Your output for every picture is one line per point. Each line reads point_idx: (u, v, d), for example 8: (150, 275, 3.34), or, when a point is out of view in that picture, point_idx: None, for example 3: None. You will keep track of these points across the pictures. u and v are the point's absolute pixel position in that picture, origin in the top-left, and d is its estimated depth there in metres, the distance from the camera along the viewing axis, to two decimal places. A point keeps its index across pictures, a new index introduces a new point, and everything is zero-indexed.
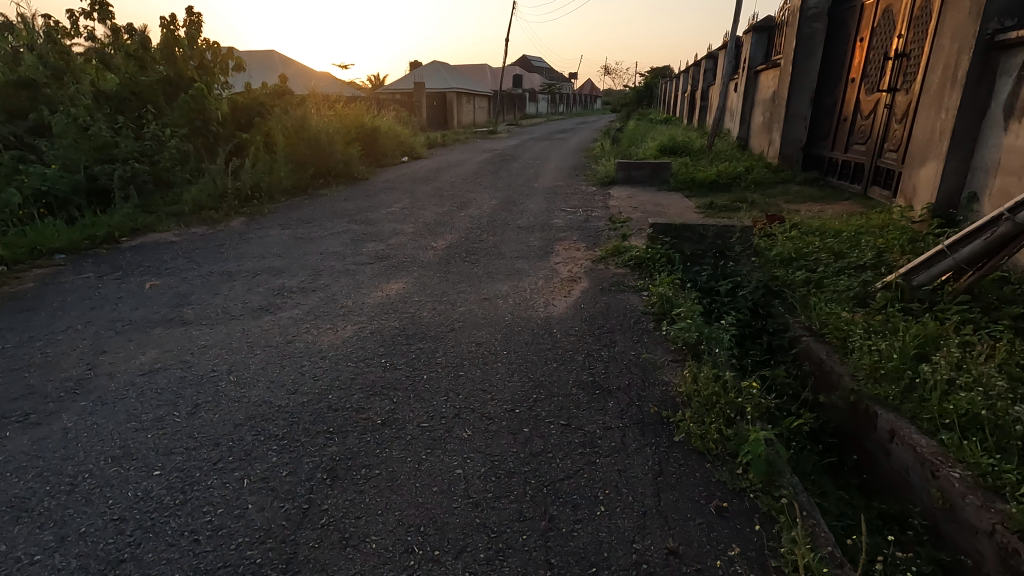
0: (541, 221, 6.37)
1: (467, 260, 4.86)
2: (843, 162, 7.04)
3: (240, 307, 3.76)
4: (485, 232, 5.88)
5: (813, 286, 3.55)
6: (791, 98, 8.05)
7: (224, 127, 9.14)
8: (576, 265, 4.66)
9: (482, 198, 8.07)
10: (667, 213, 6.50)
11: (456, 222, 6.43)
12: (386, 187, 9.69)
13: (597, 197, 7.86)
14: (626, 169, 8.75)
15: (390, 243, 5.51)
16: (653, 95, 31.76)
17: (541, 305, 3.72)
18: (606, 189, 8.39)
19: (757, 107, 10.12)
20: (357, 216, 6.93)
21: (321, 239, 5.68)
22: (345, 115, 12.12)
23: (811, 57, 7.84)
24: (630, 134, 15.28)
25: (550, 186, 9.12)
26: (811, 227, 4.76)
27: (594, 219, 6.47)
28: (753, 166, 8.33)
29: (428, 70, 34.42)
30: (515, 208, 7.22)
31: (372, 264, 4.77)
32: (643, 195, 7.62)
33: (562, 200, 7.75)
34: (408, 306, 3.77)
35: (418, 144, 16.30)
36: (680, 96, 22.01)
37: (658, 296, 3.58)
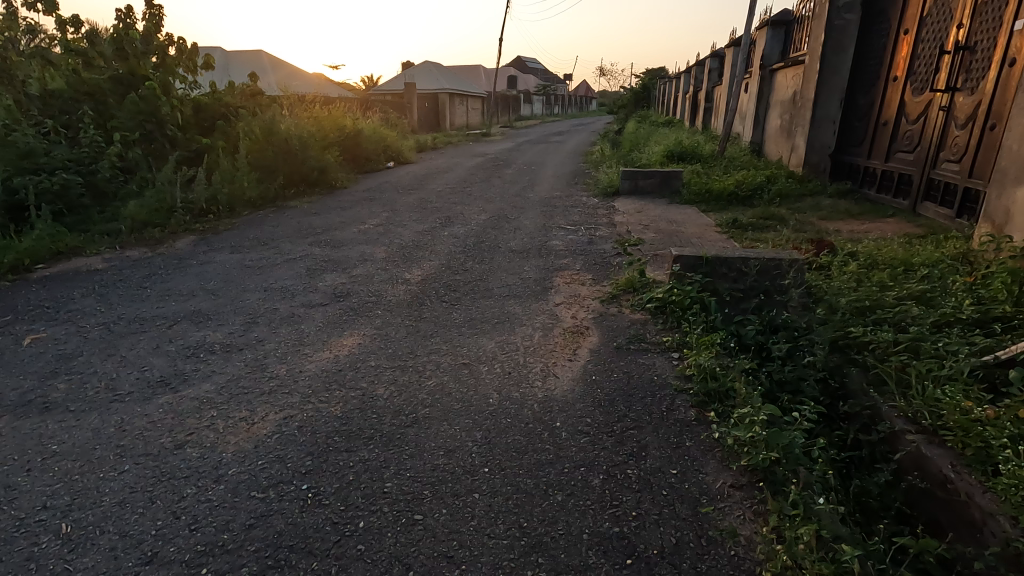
0: (538, 244, 5.42)
1: (445, 300, 3.92)
2: (884, 173, 6.14)
3: (135, 378, 2.81)
4: (470, 259, 4.94)
5: (906, 354, 2.63)
6: (818, 100, 7.15)
7: (181, 130, 8.14)
8: (580, 308, 3.72)
9: (470, 213, 7.12)
10: (683, 234, 5.56)
11: (437, 245, 5.48)
12: (365, 198, 8.71)
13: (599, 211, 6.92)
14: (631, 178, 7.83)
15: (355, 273, 4.57)
16: (650, 97, 30.88)
17: (537, 375, 2.78)
18: (609, 203, 7.43)
19: (774, 109, 9.22)
20: (324, 235, 5.97)
21: (273, 268, 4.72)
22: (323, 117, 11.10)
23: (842, 52, 6.92)
24: (631, 138, 14.36)
25: (547, 197, 8.17)
26: (873, 258, 3.85)
27: (599, 240, 5.53)
28: (775, 176, 7.41)
29: (419, 71, 33.44)
30: (507, 226, 6.28)
31: (326, 306, 3.82)
32: (653, 210, 6.69)
33: (561, 215, 6.80)
34: (362, 374, 2.83)
35: (406, 147, 15.34)
36: (681, 97, 21.08)
37: (697, 367, 2.65)
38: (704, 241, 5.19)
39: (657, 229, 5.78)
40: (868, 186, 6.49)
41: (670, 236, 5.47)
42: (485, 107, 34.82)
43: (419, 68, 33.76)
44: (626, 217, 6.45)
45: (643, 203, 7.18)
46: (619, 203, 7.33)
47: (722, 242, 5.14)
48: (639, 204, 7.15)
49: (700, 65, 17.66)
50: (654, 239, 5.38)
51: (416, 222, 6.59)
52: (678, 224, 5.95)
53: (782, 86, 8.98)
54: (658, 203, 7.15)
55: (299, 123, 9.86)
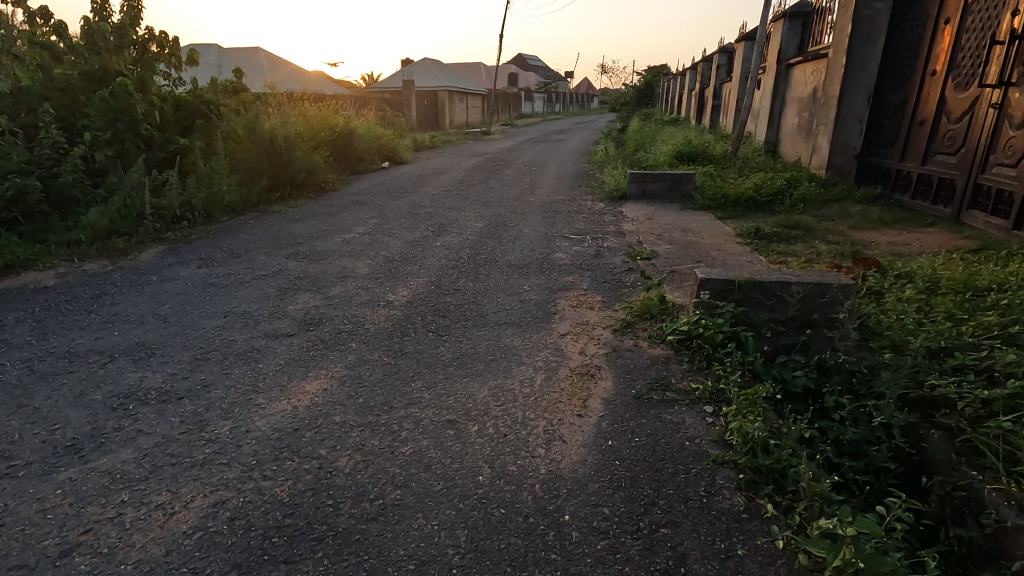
0: (539, 258, 4.86)
1: (431, 328, 3.38)
2: (920, 177, 5.59)
3: (40, 440, 2.27)
4: (462, 276, 4.39)
5: (1007, 418, 2.08)
6: (844, 97, 6.58)
7: (157, 130, 7.58)
8: (590, 341, 3.17)
9: (465, 220, 6.56)
10: (701, 245, 5.00)
11: (428, 258, 4.93)
12: (354, 202, 8.14)
13: (606, 218, 6.37)
14: (640, 181, 7.28)
15: (332, 294, 4.02)
16: (654, 94, 30.28)
17: (539, 440, 2.23)
18: (616, 209, 6.86)
19: (792, 107, 8.64)
20: (304, 246, 5.42)
21: (239, 287, 4.17)
22: (312, 115, 10.53)
23: (871, 44, 6.35)
24: (636, 136, 13.79)
25: (550, 201, 7.60)
26: (932, 280, 3.29)
27: (607, 253, 4.97)
28: (795, 179, 6.86)
29: (418, 68, 32.83)
30: (505, 235, 5.72)
31: (292, 336, 3.29)
32: (666, 218, 6.12)
33: (564, 222, 6.24)
34: (322, 436, 2.29)
35: (402, 147, 14.78)
36: (686, 94, 20.47)
37: (740, 432, 2.11)
38: (726, 256, 4.64)
39: (671, 240, 5.21)
40: (900, 191, 5.95)
41: (686, 249, 4.90)
42: (485, 105, 34.21)
43: (418, 65, 33.16)
44: (637, 225, 5.88)
45: (654, 209, 6.61)
46: (627, 210, 6.76)
47: (745, 258, 4.59)
48: (650, 210, 6.58)
49: (706, 61, 17.04)
50: (670, 253, 4.82)
51: (406, 230, 6.04)
52: (694, 234, 5.39)
53: (800, 82, 8.41)
54: (670, 209, 6.59)
55: (285, 122, 9.29)
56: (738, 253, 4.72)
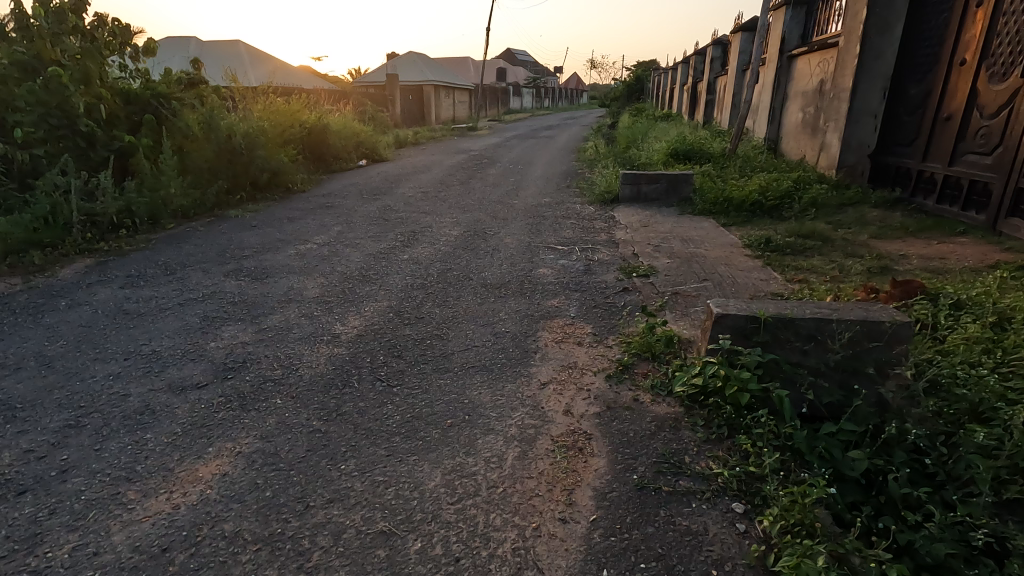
0: (520, 275, 4.21)
1: (381, 375, 2.71)
2: (948, 179, 5.00)
3: None
4: (429, 299, 3.73)
5: None
6: (857, 89, 5.98)
7: (102, 125, 6.80)
8: (578, 394, 2.52)
9: (441, 228, 5.89)
10: (704, 258, 4.38)
11: (391, 276, 4.26)
12: (321, 205, 7.44)
13: (597, 225, 5.73)
14: (634, 182, 6.63)
15: (268, 325, 3.34)
16: (644, 89, 29.68)
17: (504, 568, 1.58)
18: (607, 214, 6.22)
19: (796, 101, 8.03)
20: (251, 260, 4.72)
21: (159, 315, 3.48)
22: (280, 110, 9.76)
23: (888, 32, 5.74)
24: (628, 133, 13.15)
25: (535, 205, 6.94)
26: (998, 311, 2.67)
27: (599, 268, 4.34)
28: (803, 181, 6.25)
29: (403, 62, 31.95)
30: (483, 246, 5.06)
31: (205, 387, 2.61)
32: (663, 225, 5.49)
33: (550, 230, 5.59)
34: (200, 562, 1.62)
35: (381, 144, 14.04)
36: (678, 89, 19.85)
37: (794, 570, 1.47)
38: (735, 274, 4.01)
39: (671, 252, 4.59)
40: (922, 195, 5.37)
41: (689, 263, 4.28)
42: (471, 100, 33.43)
43: (402, 59, 32.27)
44: (631, 234, 5.25)
45: (649, 215, 5.97)
46: (620, 215, 6.13)
47: (757, 275, 3.96)
48: (645, 216, 5.95)
49: (699, 54, 16.42)
50: (671, 268, 4.19)
51: (373, 239, 5.37)
52: (696, 244, 4.76)
53: (804, 74, 7.81)
54: (667, 214, 5.96)
55: (248, 118, 8.52)
56: (748, 269, 4.10)
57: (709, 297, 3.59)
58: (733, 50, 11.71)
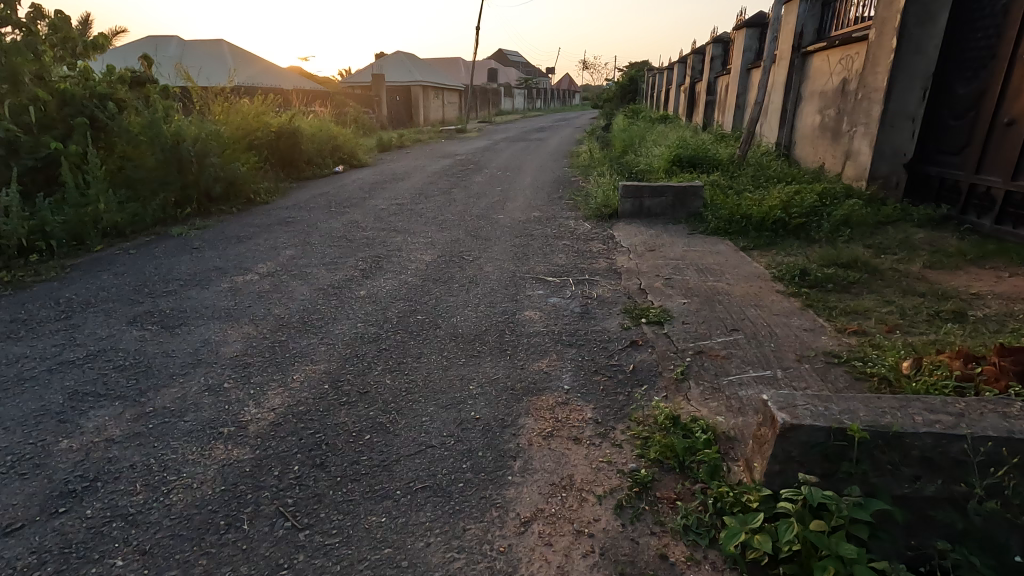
0: (500, 320, 3.38)
1: (290, 502, 1.87)
2: (1011, 197, 4.22)
3: None
4: (380, 362, 2.88)
5: None
6: (894, 90, 5.19)
7: (30, 131, 5.86)
8: (576, 545, 1.68)
9: (412, 251, 5.04)
10: (728, 297, 3.56)
11: (339, 322, 3.41)
12: (281, 221, 6.57)
13: (594, 248, 4.90)
14: (635, 196, 5.82)
15: (156, 407, 2.47)
16: (638, 90, 28.97)
17: None
18: (605, 233, 5.40)
19: (812, 102, 7.24)
20: (172, 297, 3.85)
21: (13, 390, 2.60)
22: (244, 112, 8.84)
23: (930, 23, 4.96)
24: (624, 136, 12.35)
25: (524, 221, 6.09)
26: None
27: (598, 310, 3.51)
28: (830, 195, 5.45)
29: (389, 62, 31.03)
30: (458, 277, 4.22)
31: (18, 533, 1.74)
32: (673, 248, 4.67)
33: (540, 255, 4.76)
34: None
35: (360, 148, 13.15)
36: (674, 90, 19.09)
37: None
38: (770, 321, 3.19)
39: (686, 287, 3.76)
40: (975, 214, 4.59)
41: (709, 304, 3.45)
42: (461, 101, 32.57)
43: (389, 58, 31.35)
44: (635, 261, 4.42)
45: (654, 235, 5.15)
46: (620, 234, 5.30)
47: (799, 323, 3.14)
48: (650, 236, 5.12)
49: (697, 53, 15.64)
50: (689, 311, 3.35)
51: (331, 267, 4.53)
52: (715, 277, 3.95)
53: (822, 73, 7.02)
54: (675, 234, 5.14)
55: (203, 121, 7.63)
56: (785, 314, 3.28)
57: (743, 358, 2.75)
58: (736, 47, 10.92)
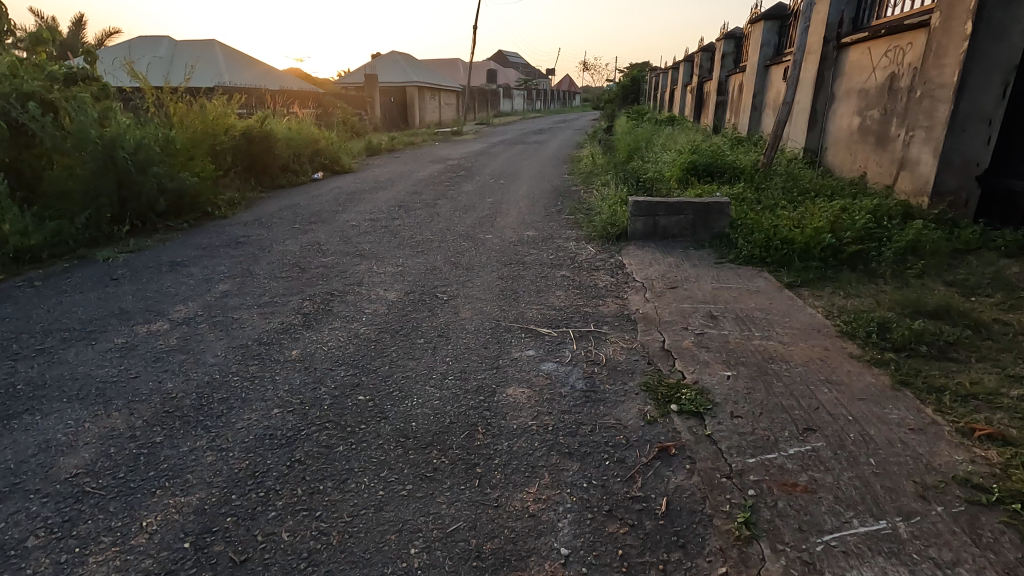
0: (472, 404, 2.43)
1: None
2: None
3: None
4: (283, 491, 1.91)
5: None
6: (966, 86, 4.23)
7: None
8: None
9: (375, 285, 4.09)
10: (786, 367, 2.60)
11: (247, 407, 2.44)
12: (232, 241, 5.63)
13: (599, 282, 3.96)
14: (648, 214, 4.87)
15: None
16: (641, 91, 28.03)
17: None
18: (613, 261, 4.44)
19: (851, 102, 6.28)
20: (41, 360, 2.90)
21: None
22: (204, 114, 7.91)
23: (1018, 3, 4.00)
24: (629, 139, 11.41)
25: (515, 243, 5.15)
26: None
27: (608, 386, 2.56)
28: (885, 214, 4.50)
29: (385, 61, 30.13)
30: (425, 327, 3.26)
31: None
32: (701, 285, 3.72)
33: (532, 292, 3.81)
34: None
35: (344, 152, 12.21)
36: (680, 90, 18.12)
37: None
38: (856, 413, 2.23)
39: (727, 348, 2.80)
40: None
41: (763, 379, 2.48)
42: (458, 102, 31.61)
43: (385, 58, 30.44)
44: (654, 303, 3.47)
45: (673, 264, 4.20)
46: (631, 262, 4.35)
47: (900, 419, 2.18)
48: (668, 265, 4.16)
49: (705, 51, 14.66)
50: (737, 392, 2.39)
51: (265, 311, 3.58)
52: (760, 331, 3.00)
53: (863, 68, 6.05)
54: (698, 263, 4.20)
55: (151, 125, 6.71)
56: (874, 399, 2.32)
57: (836, 493, 1.79)
58: (752, 43, 10.00)
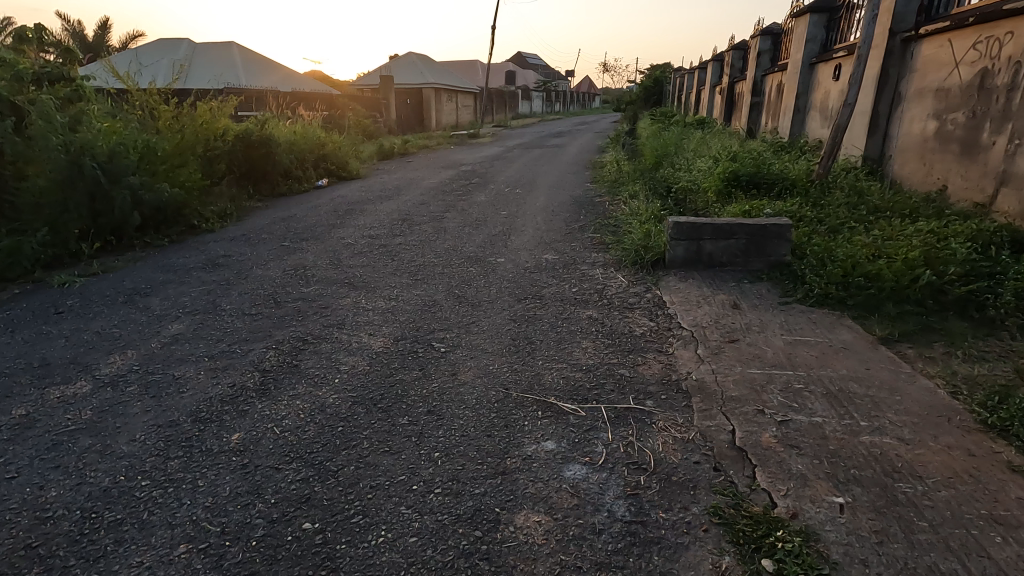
0: (465, 544, 1.67)
1: None
2: None
3: None
4: None
5: None
6: None
7: None
8: None
9: (359, 327, 3.36)
10: (923, 489, 1.79)
11: (143, 543, 1.70)
12: (209, 261, 4.95)
13: (635, 329, 3.17)
14: (691, 238, 4.07)
15: None
16: (663, 92, 27.10)
17: None
18: (651, 298, 3.65)
19: (925, 102, 5.42)
20: None
21: None
22: (196, 117, 7.30)
23: None
24: (656, 143, 10.58)
25: (532, 270, 4.37)
26: None
27: (662, 514, 1.77)
28: (990, 241, 3.64)
29: (401, 62, 29.60)
30: (411, 398, 2.50)
31: None
32: (769, 337, 2.90)
33: (552, 342, 3.04)
34: None
35: (352, 157, 11.57)
36: (707, 92, 17.17)
37: None
38: None
39: (827, 449, 1.98)
40: None
41: (896, 515, 1.67)
42: (475, 104, 30.93)
43: (401, 59, 29.89)
44: (711, 365, 2.66)
45: (726, 303, 3.39)
46: (674, 299, 3.55)
47: None
48: (722, 306, 3.35)
49: (736, 49, 13.74)
50: (863, 541, 1.59)
51: (216, 365, 2.85)
52: (866, 417, 2.18)
53: (941, 62, 5.19)
54: (759, 304, 3.38)
55: (132, 129, 6.13)
56: None
57: None
58: (794, 38, 9.10)
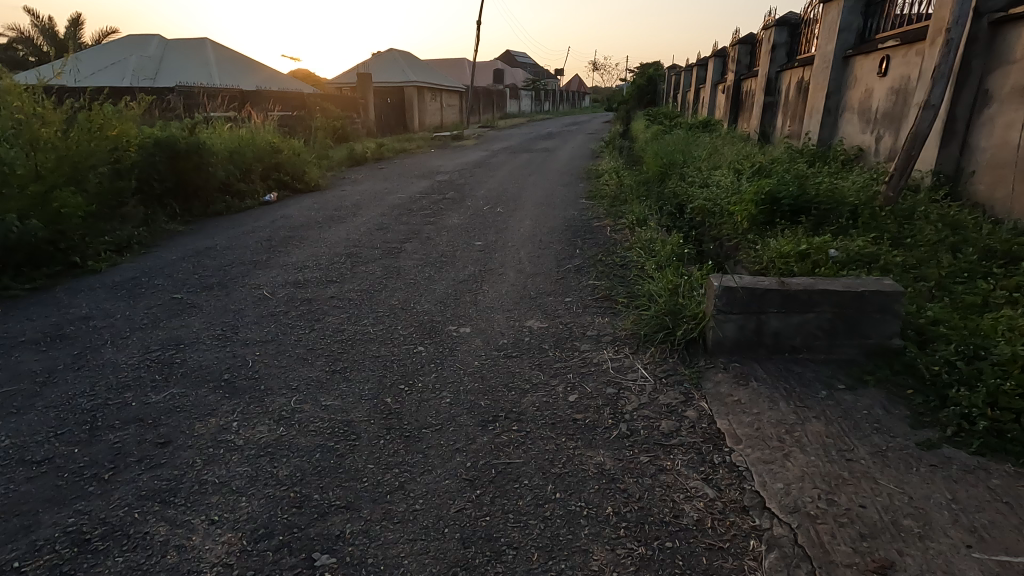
0: None
1: None
2: None
3: None
4: None
5: None
6: None
7: None
8: None
9: (202, 495, 1.95)
10: None
11: None
12: (52, 330, 3.50)
13: (683, 513, 1.79)
14: (746, 311, 2.69)
15: None
16: (657, 92, 25.77)
17: None
18: (697, 427, 2.25)
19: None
20: None
21: None
22: (89, 123, 5.84)
23: None
24: (660, 149, 9.21)
25: (509, 352, 2.97)
26: None
27: None
28: None
29: (382, 59, 28.06)
30: None
31: None
32: (950, 560, 1.52)
33: (538, 554, 1.65)
34: None
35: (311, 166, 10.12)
36: (708, 90, 15.81)
37: None
38: None
39: None
40: None
41: None
42: (461, 103, 29.40)
43: (382, 55, 28.34)
44: None
45: (831, 447, 2.01)
46: (738, 433, 2.16)
47: None
48: (825, 455, 1.97)
49: (743, 44, 12.43)
50: None
51: None
52: None
53: None
54: (884, 447, 2.01)
55: None
56: None
57: None
58: (824, 28, 7.76)
